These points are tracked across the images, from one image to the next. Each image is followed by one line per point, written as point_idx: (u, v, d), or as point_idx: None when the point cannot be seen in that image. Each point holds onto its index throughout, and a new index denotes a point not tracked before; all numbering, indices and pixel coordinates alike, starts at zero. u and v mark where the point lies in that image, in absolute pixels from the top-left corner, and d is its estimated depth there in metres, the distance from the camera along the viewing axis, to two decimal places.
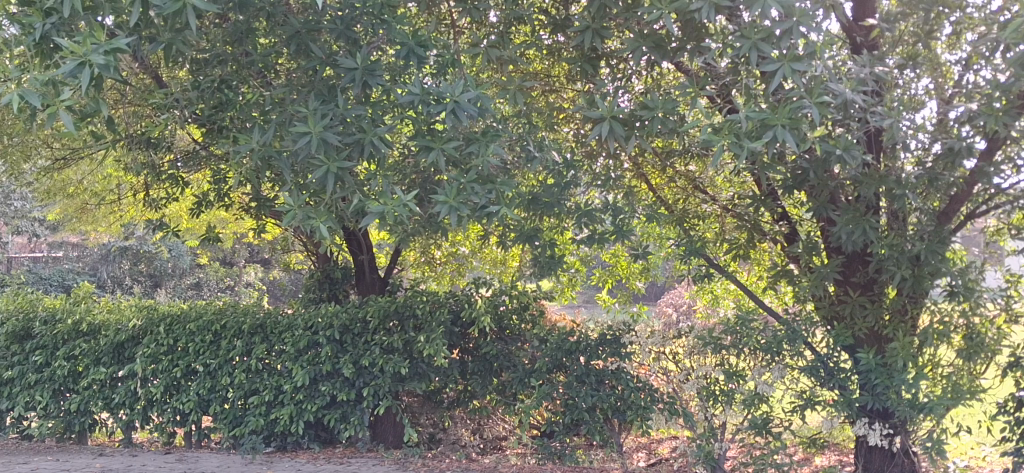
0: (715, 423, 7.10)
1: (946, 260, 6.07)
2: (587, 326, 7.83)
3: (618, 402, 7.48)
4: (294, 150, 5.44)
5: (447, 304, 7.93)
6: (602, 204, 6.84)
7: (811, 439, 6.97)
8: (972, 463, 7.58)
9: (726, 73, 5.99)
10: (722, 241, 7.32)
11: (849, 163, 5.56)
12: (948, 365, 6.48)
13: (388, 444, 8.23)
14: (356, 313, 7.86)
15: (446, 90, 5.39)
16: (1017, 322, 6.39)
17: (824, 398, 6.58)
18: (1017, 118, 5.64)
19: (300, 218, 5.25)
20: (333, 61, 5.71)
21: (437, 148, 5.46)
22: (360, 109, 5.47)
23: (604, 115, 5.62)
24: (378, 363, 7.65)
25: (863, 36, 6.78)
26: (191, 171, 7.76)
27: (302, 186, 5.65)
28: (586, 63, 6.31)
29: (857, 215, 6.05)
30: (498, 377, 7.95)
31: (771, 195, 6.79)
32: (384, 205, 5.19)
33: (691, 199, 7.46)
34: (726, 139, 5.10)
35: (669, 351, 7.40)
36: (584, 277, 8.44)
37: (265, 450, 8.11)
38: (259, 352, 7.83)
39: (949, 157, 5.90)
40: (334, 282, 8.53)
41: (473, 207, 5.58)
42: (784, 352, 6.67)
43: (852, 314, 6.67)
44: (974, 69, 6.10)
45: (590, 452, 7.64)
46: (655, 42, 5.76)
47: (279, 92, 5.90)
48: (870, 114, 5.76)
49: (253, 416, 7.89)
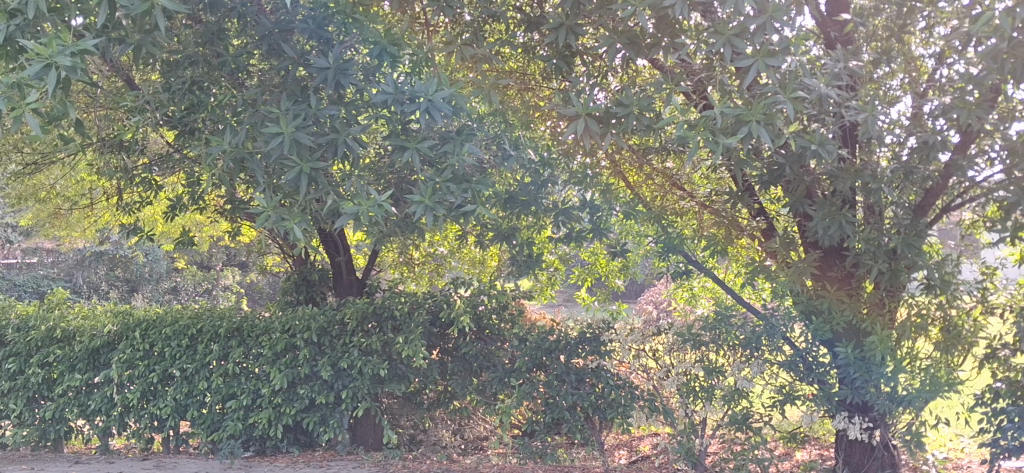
0: (695, 419, 7.18)
1: (923, 254, 6.11)
2: (566, 325, 7.70)
3: (599, 401, 7.48)
4: (267, 152, 5.40)
5: (425, 305, 7.85)
6: (580, 202, 7.21)
7: (791, 434, 7.05)
8: (951, 455, 7.65)
9: (699, 68, 5.95)
10: (700, 238, 7.13)
11: (823, 158, 5.57)
12: (926, 358, 6.46)
13: (368, 446, 8.17)
14: (334, 316, 7.79)
15: (421, 89, 5.37)
16: (992, 314, 6.52)
17: (804, 393, 6.70)
18: (988, 111, 5.70)
19: (273, 220, 5.22)
20: (305, 61, 5.75)
21: (411, 148, 5.44)
22: (334, 109, 5.48)
23: (579, 113, 5.61)
24: (357, 366, 7.59)
25: (838, 31, 6.77)
26: (166, 174, 7.67)
27: (276, 187, 5.61)
28: (560, 62, 6.35)
29: (833, 209, 6.10)
30: (478, 378, 7.85)
31: (748, 191, 6.82)
32: (358, 206, 5.16)
33: (669, 196, 7.21)
34: (700, 135, 5.12)
35: (648, 348, 7.37)
36: (564, 276, 8.27)
37: (244, 454, 8.05)
38: (236, 356, 7.76)
39: (923, 150, 5.93)
40: (312, 284, 8.47)
41: (449, 207, 5.54)
42: (762, 348, 6.78)
43: (830, 310, 6.61)
44: (947, 64, 6.19)
45: (572, 451, 7.61)
46: (629, 39, 5.77)
47: (251, 92, 5.89)
48: (845, 109, 5.77)
49: (231, 420, 7.83)
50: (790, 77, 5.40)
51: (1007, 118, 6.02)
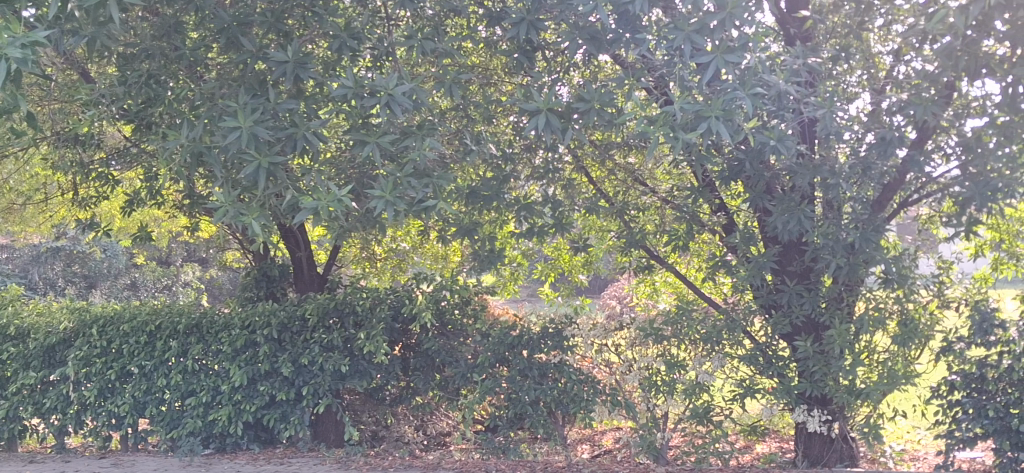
0: (657, 413, 7.29)
1: (881, 250, 6.17)
2: (529, 320, 7.71)
3: (561, 395, 7.39)
4: (225, 146, 5.34)
5: (386, 300, 7.79)
6: (543, 198, 6.94)
7: (751, 427, 7.20)
8: (908, 446, 7.81)
9: (659, 64, 5.98)
10: (661, 233, 7.35)
11: (782, 154, 5.63)
12: (884, 351, 6.69)
13: (330, 443, 8.07)
14: (294, 312, 7.71)
15: (381, 83, 5.36)
16: (948, 308, 6.71)
17: (764, 386, 6.85)
18: (943, 107, 5.82)
19: (231, 215, 5.17)
20: (264, 55, 5.69)
21: (372, 142, 5.44)
22: (293, 103, 5.45)
23: (540, 107, 5.61)
24: (317, 362, 7.54)
25: (797, 28, 6.84)
26: (123, 168, 7.55)
27: (234, 181, 5.55)
28: (522, 56, 6.28)
29: (791, 205, 6.18)
30: (442, 373, 7.87)
31: (709, 186, 6.88)
32: (318, 201, 5.12)
33: (630, 192, 7.35)
34: (660, 130, 5.14)
35: (611, 343, 7.54)
36: (527, 271, 8.31)
37: (203, 452, 7.94)
38: (195, 353, 7.67)
39: (881, 146, 5.96)
40: (272, 280, 8.32)
41: (410, 202, 5.52)
42: (723, 342, 6.91)
43: (790, 302, 6.65)
44: (904, 61, 6.32)
45: (534, 446, 7.52)
46: (590, 34, 5.74)
47: (208, 86, 5.83)
48: (802, 105, 5.85)
49: (190, 417, 7.74)
50: (748, 74, 5.44)
51: (961, 114, 6.11)
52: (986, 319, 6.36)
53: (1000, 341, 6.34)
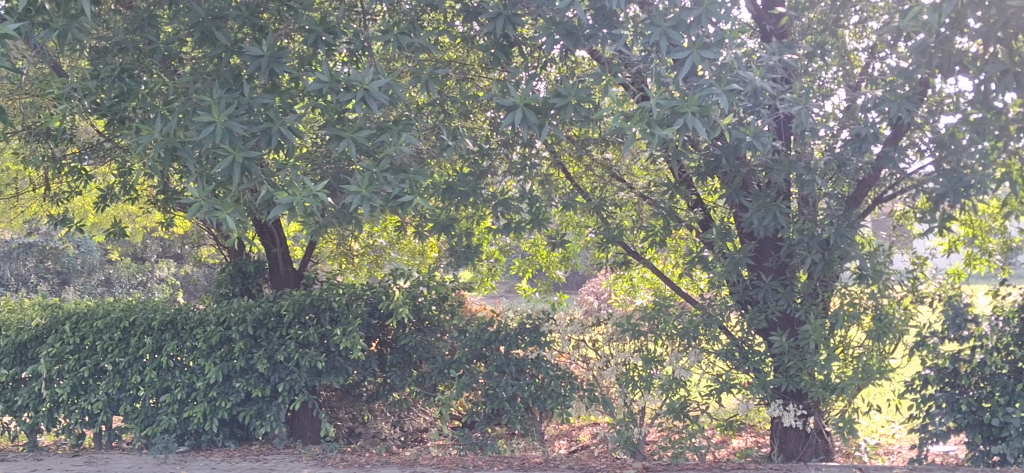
0: (634, 408, 7.31)
1: (855, 245, 6.22)
2: (507, 315, 7.73)
3: (539, 391, 7.41)
4: (199, 140, 5.30)
5: (363, 296, 7.74)
6: (520, 193, 6.91)
7: (727, 422, 7.21)
8: (883, 440, 7.89)
9: (637, 61, 5.99)
10: (638, 230, 7.28)
11: (758, 150, 5.65)
12: (859, 346, 6.74)
13: (306, 440, 8.03)
14: (270, 308, 7.66)
15: (357, 77, 5.32)
16: (922, 303, 6.78)
17: (739, 381, 6.89)
18: (917, 104, 5.83)
19: (205, 210, 5.12)
20: (238, 49, 5.65)
21: (347, 137, 5.41)
22: (268, 98, 5.41)
23: (516, 103, 5.58)
24: (294, 358, 7.49)
25: (774, 25, 6.91)
26: (96, 163, 7.46)
27: (209, 177, 5.50)
28: (498, 51, 6.26)
29: (767, 201, 6.20)
30: (418, 369, 7.86)
31: (685, 182, 6.95)
32: (293, 196, 5.08)
33: (607, 187, 7.37)
34: (636, 125, 5.13)
35: (589, 338, 7.56)
36: (504, 267, 8.34)
37: (178, 449, 7.87)
38: (170, 350, 7.61)
39: (856, 142, 6.05)
40: (248, 276, 8.28)
41: (386, 197, 5.49)
42: (699, 337, 6.94)
43: (766, 298, 6.70)
44: (880, 58, 6.41)
45: (511, 442, 7.53)
46: (566, 29, 5.73)
47: (182, 81, 5.78)
48: (778, 101, 5.88)
49: (165, 415, 7.67)
50: (724, 70, 5.45)
51: (936, 111, 6.15)
52: (960, 314, 6.50)
53: (973, 336, 6.51)
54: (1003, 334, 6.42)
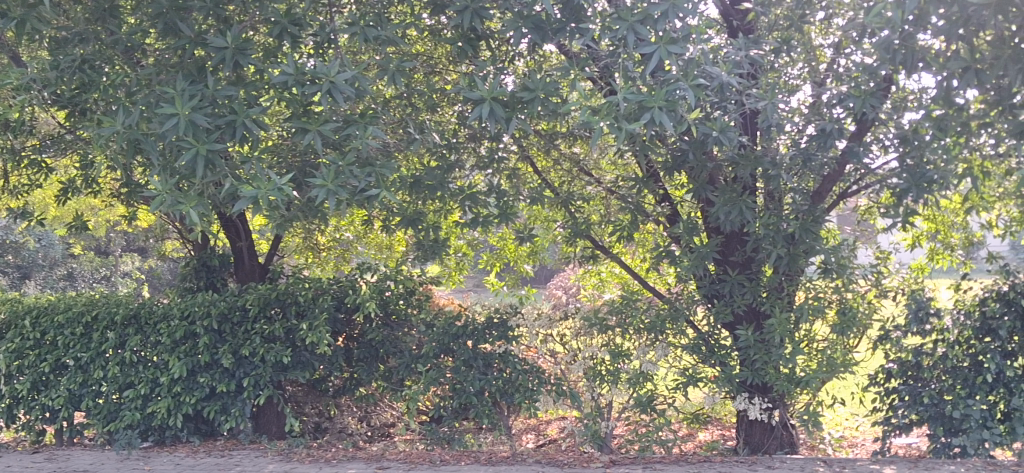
0: (601, 402, 7.25)
1: (820, 239, 6.28)
2: (473, 310, 7.65)
3: (505, 386, 7.35)
4: (162, 133, 5.23)
5: (330, 291, 7.71)
6: (487, 187, 6.87)
7: (694, 415, 7.32)
8: (846, 433, 7.99)
9: (604, 55, 6.00)
10: (607, 224, 7.38)
11: (724, 145, 5.70)
12: (823, 340, 6.80)
13: (272, 435, 7.96)
14: (235, 302, 7.58)
15: (322, 70, 5.28)
16: (886, 297, 6.90)
17: (707, 375, 6.92)
18: (881, 100, 5.91)
19: (168, 203, 5.06)
20: (202, 40, 5.57)
21: (313, 130, 5.36)
22: (233, 90, 5.35)
23: (484, 97, 5.56)
24: (259, 353, 7.43)
25: (740, 20, 6.96)
26: (57, 155, 7.33)
27: (172, 170, 5.43)
28: (465, 44, 6.23)
29: (733, 196, 6.23)
30: (385, 364, 7.79)
31: (653, 177, 6.96)
32: (257, 189, 5.03)
33: (575, 182, 7.40)
34: (603, 119, 5.12)
35: (556, 333, 7.49)
36: (471, 261, 8.36)
37: (141, 445, 7.76)
38: (133, 345, 7.52)
39: (821, 138, 6.06)
40: (212, 270, 8.16)
41: (352, 191, 5.46)
42: (666, 331, 7.05)
43: (731, 292, 6.79)
44: (844, 54, 6.48)
45: (479, 436, 7.49)
46: (533, 23, 5.68)
47: (145, 73, 5.69)
48: (744, 97, 5.95)
49: (128, 410, 7.57)
50: (691, 64, 5.46)
51: (899, 107, 6.25)
52: (922, 308, 6.60)
53: (935, 330, 6.61)
54: (964, 327, 6.52)
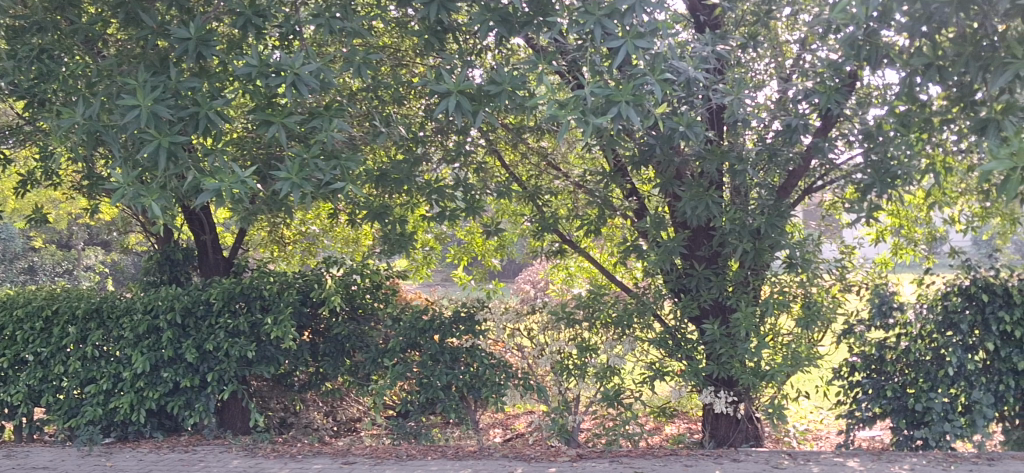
0: (568, 396, 7.28)
1: (785, 234, 6.33)
2: (441, 303, 7.62)
3: (472, 380, 7.29)
4: (123, 125, 5.13)
5: (295, 285, 7.63)
6: (454, 181, 6.80)
7: (661, 408, 7.41)
8: (811, 426, 8.07)
9: (572, 49, 6.07)
10: (574, 218, 7.37)
11: (691, 140, 5.71)
12: (789, 333, 6.83)
13: (236, 430, 7.90)
14: (199, 296, 7.47)
15: (287, 61, 5.21)
16: (850, 291, 6.98)
17: (673, 369, 7.02)
18: (847, 96, 5.95)
19: (130, 196, 4.97)
20: (164, 31, 5.48)
21: (277, 122, 5.29)
22: (195, 82, 5.26)
23: (450, 90, 5.52)
24: (223, 348, 7.33)
25: (707, 15, 6.97)
26: (15, 147, 7.18)
27: (133, 162, 5.34)
28: (432, 37, 6.17)
29: (700, 190, 6.23)
30: (351, 358, 7.74)
31: (621, 171, 6.97)
32: (220, 182, 4.96)
33: (543, 176, 7.41)
34: (571, 114, 5.10)
35: (523, 327, 7.51)
36: (439, 256, 8.49)
37: (103, 441, 7.65)
38: (95, 339, 7.40)
39: (785, 134, 6.21)
40: (176, 263, 8.04)
41: (317, 184, 5.41)
42: (634, 326, 7.08)
43: (698, 287, 6.87)
44: (810, 50, 6.52)
45: (446, 431, 7.44)
46: (500, 16, 5.69)
47: (105, 63, 5.58)
48: (711, 92, 5.97)
49: (90, 406, 7.46)
50: (658, 59, 5.44)
51: (864, 103, 6.31)
52: (885, 302, 6.64)
53: (898, 324, 6.65)
54: (927, 321, 6.56)
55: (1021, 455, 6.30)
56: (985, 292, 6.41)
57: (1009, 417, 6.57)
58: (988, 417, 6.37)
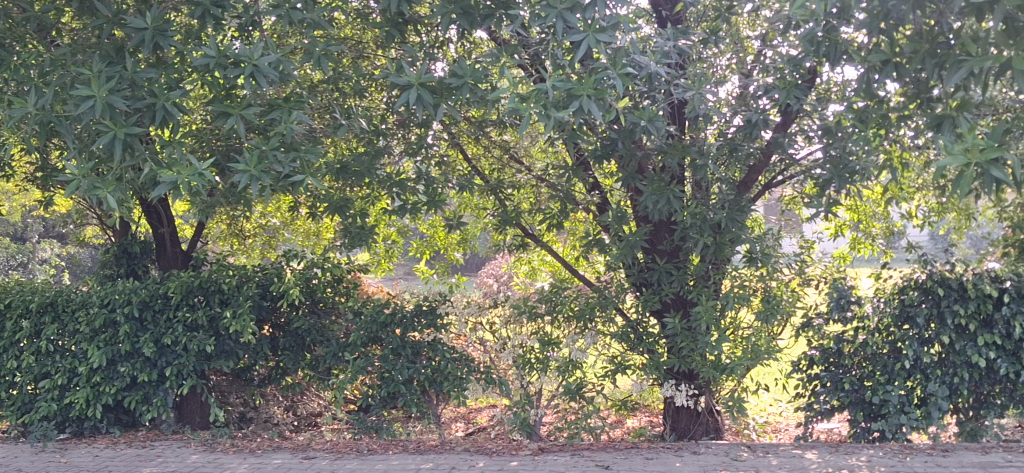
0: (530, 390, 7.25)
1: (745, 229, 6.38)
2: (403, 297, 7.66)
3: (434, 374, 7.26)
4: (77, 115, 5.03)
5: (255, 278, 7.57)
6: (416, 175, 6.77)
7: (622, 402, 7.36)
8: (770, 419, 8.18)
9: (534, 42, 6.03)
10: (537, 212, 7.37)
11: (653, 135, 5.73)
12: (748, 327, 6.91)
13: (195, 425, 7.81)
14: (157, 290, 7.37)
15: (245, 52, 5.14)
16: (809, 285, 7.00)
17: (634, 362, 7.09)
18: (806, 92, 6.00)
19: (84, 188, 4.88)
20: (120, 20, 5.38)
21: (235, 114, 5.20)
22: (152, 73, 5.17)
23: (411, 82, 5.48)
24: (181, 342, 7.25)
25: (669, 10, 7.00)
26: None
27: (88, 153, 5.25)
28: (393, 28, 6.12)
29: (661, 184, 6.25)
30: (312, 353, 7.68)
31: (583, 165, 6.93)
32: (177, 174, 4.88)
33: (506, 170, 7.42)
34: (532, 108, 5.08)
35: (486, 321, 7.46)
36: (402, 248, 8.47)
37: (58, 437, 7.53)
38: (50, 333, 7.27)
39: (746, 129, 6.25)
40: (132, 257, 7.86)
41: (276, 176, 5.35)
42: (596, 319, 7.11)
43: (659, 281, 6.92)
44: (771, 46, 6.57)
45: (408, 425, 7.41)
46: (462, 8, 5.64)
47: (59, 52, 5.46)
48: (672, 87, 5.98)
49: (44, 401, 7.34)
50: (619, 53, 5.44)
51: (823, 100, 6.37)
52: (843, 296, 6.72)
53: (856, 317, 6.72)
54: (884, 315, 6.62)
55: (973, 446, 6.40)
56: (941, 286, 6.47)
57: (963, 409, 6.67)
58: (943, 409, 6.49)
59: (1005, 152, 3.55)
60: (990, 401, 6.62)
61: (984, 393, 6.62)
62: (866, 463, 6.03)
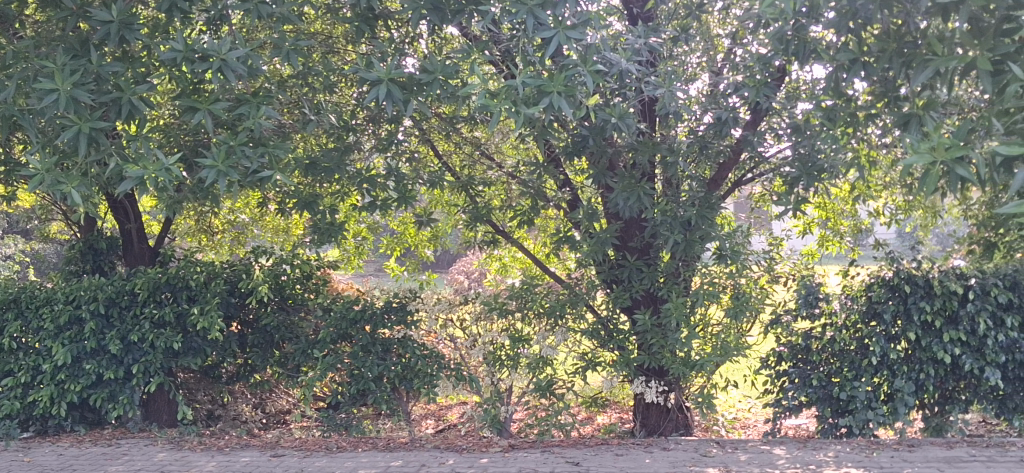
0: (500, 387, 7.25)
1: (714, 226, 6.41)
2: (373, 294, 7.61)
3: (404, 371, 7.22)
4: (40, 109, 4.94)
5: (223, 275, 7.50)
6: (386, 171, 6.72)
7: (592, 398, 7.43)
8: (739, 415, 8.25)
9: (505, 38, 6.02)
10: (507, 208, 7.42)
11: (623, 132, 5.74)
12: (718, 324, 6.92)
13: (162, 423, 7.71)
14: (123, 286, 7.29)
15: (213, 47, 5.08)
16: (777, 282, 7.06)
17: (605, 359, 7.03)
18: (775, 90, 6.03)
19: (47, 183, 4.80)
20: (85, 13, 5.30)
21: (203, 109, 5.14)
22: (118, 66, 5.10)
23: (381, 78, 5.44)
24: (148, 339, 7.17)
25: (639, 8, 7.03)
26: None
27: (51, 147, 5.16)
28: (363, 23, 6.08)
29: (632, 182, 6.27)
30: (280, 350, 7.62)
31: (553, 161, 6.93)
32: (143, 169, 4.81)
33: (476, 166, 7.40)
34: (502, 104, 5.07)
35: (456, 317, 7.53)
36: (371, 246, 8.47)
37: (21, 435, 7.41)
38: (13, 330, 7.15)
39: (715, 128, 6.30)
40: (99, 253, 7.79)
41: (245, 172, 5.30)
42: (567, 316, 7.06)
43: (630, 278, 6.95)
44: (741, 44, 6.60)
45: (377, 422, 7.34)
46: (433, 4, 5.57)
47: (22, 44, 5.37)
48: (643, 84, 5.99)
49: (7, 399, 7.22)
50: (590, 50, 5.42)
51: (792, 98, 6.41)
52: (811, 293, 6.78)
53: (823, 314, 6.78)
54: (851, 312, 6.71)
55: (938, 442, 6.48)
56: (907, 283, 6.55)
57: (928, 404, 6.75)
58: (909, 405, 6.54)
59: (969, 151, 3.57)
60: (955, 397, 6.71)
61: (949, 389, 6.70)
62: (834, 459, 6.08)
